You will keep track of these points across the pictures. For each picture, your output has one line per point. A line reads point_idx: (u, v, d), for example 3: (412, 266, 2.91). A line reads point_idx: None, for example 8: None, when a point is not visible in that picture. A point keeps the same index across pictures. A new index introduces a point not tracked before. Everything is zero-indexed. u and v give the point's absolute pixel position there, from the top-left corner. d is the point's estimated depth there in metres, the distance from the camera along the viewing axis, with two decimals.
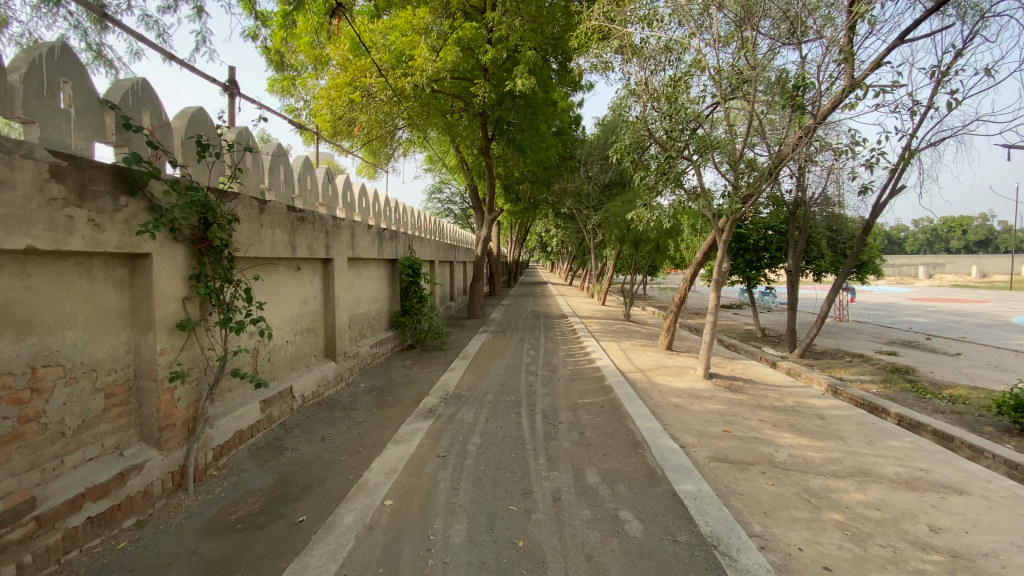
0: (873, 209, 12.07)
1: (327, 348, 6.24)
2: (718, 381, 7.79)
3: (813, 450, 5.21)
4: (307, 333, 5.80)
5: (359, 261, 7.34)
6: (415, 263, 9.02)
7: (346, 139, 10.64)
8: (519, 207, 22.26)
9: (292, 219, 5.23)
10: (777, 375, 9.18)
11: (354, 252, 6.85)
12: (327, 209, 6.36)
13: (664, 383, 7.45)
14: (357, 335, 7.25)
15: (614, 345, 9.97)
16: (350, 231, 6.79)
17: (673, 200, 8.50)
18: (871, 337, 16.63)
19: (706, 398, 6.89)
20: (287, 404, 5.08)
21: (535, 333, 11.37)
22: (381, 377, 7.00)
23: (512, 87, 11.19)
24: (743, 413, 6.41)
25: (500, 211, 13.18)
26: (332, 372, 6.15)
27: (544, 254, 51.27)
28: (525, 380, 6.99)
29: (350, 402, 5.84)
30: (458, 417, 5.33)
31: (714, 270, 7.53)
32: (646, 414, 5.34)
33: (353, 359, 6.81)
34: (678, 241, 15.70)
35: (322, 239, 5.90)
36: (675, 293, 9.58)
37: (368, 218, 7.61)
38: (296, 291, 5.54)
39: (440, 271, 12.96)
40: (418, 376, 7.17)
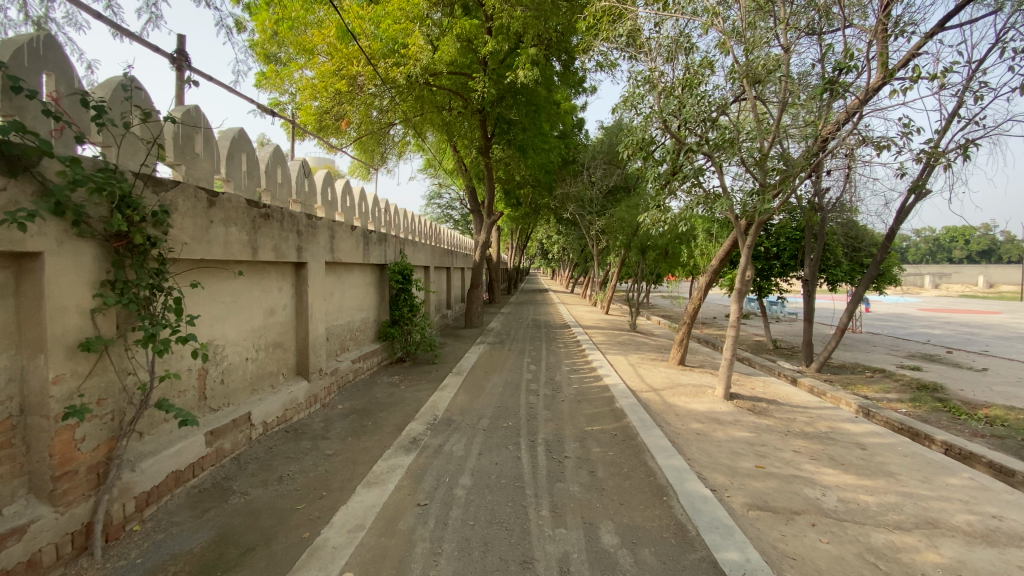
0: (899, 215, 11.27)
1: (299, 365, 5.47)
2: (739, 403, 7.00)
3: (864, 493, 4.41)
4: (274, 349, 5.04)
5: (341, 267, 6.57)
6: (406, 269, 8.25)
7: (334, 135, 9.87)
8: (520, 212, 21.48)
9: (254, 216, 4.46)
10: (801, 394, 8.36)
11: (334, 256, 6.10)
12: (303, 206, 5.60)
13: (680, 405, 6.65)
14: (337, 350, 6.48)
15: (622, 359, 9.17)
16: (330, 233, 6.03)
17: (690, 201, 7.70)
18: (889, 350, 15.81)
19: (729, 424, 6.10)
20: (243, 434, 4.32)
21: (536, 345, 10.58)
22: (363, 397, 6.21)
23: (513, 81, 10.44)
24: (774, 442, 5.61)
25: (500, 214, 12.40)
26: (305, 393, 5.39)
27: (545, 261, 50.57)
28: (526, 402, 6.20)
29: (323, 428, 5.06)
30: (446, 450, 4.53)
31: (738, 280, 6.73)
32: (668, 448, 4.55)
33: (331, 376, 6.04)
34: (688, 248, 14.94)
35: (293, 241, 5.14)
36: (689, 304, 8.79)
37: (352, 218, 6.84)
38: (259, 300, 4.78)
39: (436, 278, 12.19)
40: (406, 395, 6.39)
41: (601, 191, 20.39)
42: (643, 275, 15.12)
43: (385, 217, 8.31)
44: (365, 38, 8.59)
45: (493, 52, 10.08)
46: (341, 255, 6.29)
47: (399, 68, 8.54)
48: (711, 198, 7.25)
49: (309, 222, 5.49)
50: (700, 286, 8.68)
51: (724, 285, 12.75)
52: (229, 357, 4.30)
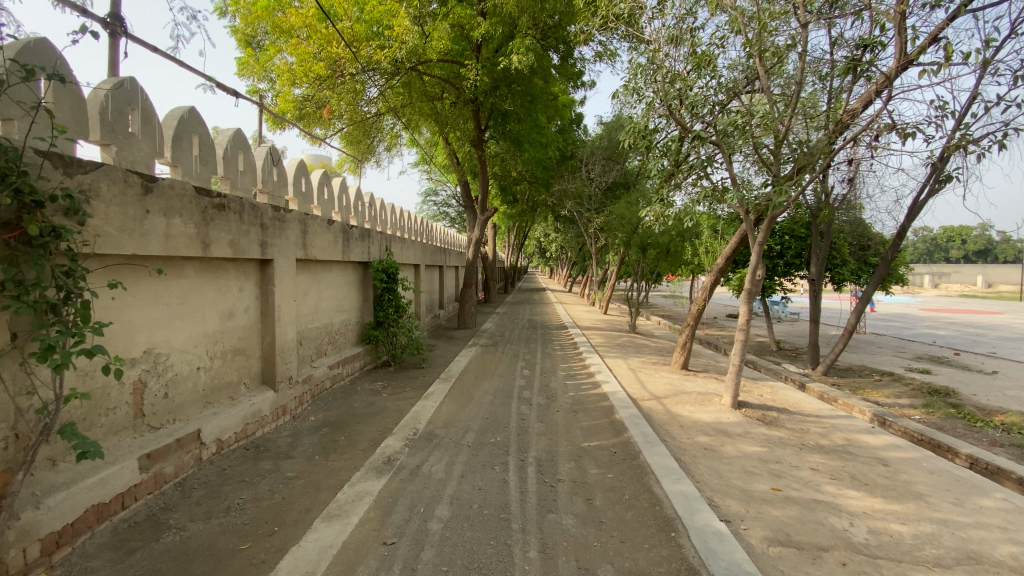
0: (911, 211, 10.78)
1: (265, 374, 4.95)
2: (748, 412, 6.48)
3: (895, 522, 3.90)
4: (233, 357, 4.51)
5: (316, 264, 6.04)
6: (391, 267, 7.71)
7: (316, 125, 9.31)
8: (516, 209, 20.92)
9: (205, 205, 3.93)
10: (812, 400, 7.85)
11: (307, 252, 5.56)
12: (270, 197, 5.05)
13: (685, 415, 6.12)
14: (312, 355, 5.95)
15: (621, 363, 8.65)
16: (302, 226, 5.48)
17: (695, 195, 7.17)
18: (895, 352, 15.34)
19: (738, 437, 5.57)
20: (192, 454, 3.83)
21: (531, 347, 10.06)
22: (339, 407, 5.67)
23: (507, 69, 9.89)
24: (789, 458, 5.09)
25: (495, 210, 11.81)
26: (270, 404, 4.86)
27: (542, 259, 50.09)
28: (517, 412, 5.67)
29: (288, 445, 4.53)
30: (423, 472, 4.01)
31: (748, 279, 6.19)
32: (675, 470, 4.02)
33: (303, 385, 5.50)
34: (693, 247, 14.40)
35: (256, 235, 4.60)
36: (693, 304, 8.27)
37: (329, 212, 6.30)
38: (214, 302, 4.25)
39: (426, 277, 11.64)
40: (386, 405, 5.85)
41: (599, 187, 19.83)
42: (643, 274, 14.59)
43: (369, 211, 7.76)
44: (347, 20, 8.03)
45: (486, 37, 9.56)
46: (315, 251, 5.75)
47: (383, 52, 7.98)
48: (717, 191, 6.71)
49: (276, 214, 4.95)
50: (705, 286, 8.15)
51: (728, 285, 12.23)
52: (174, 368, 3.78)
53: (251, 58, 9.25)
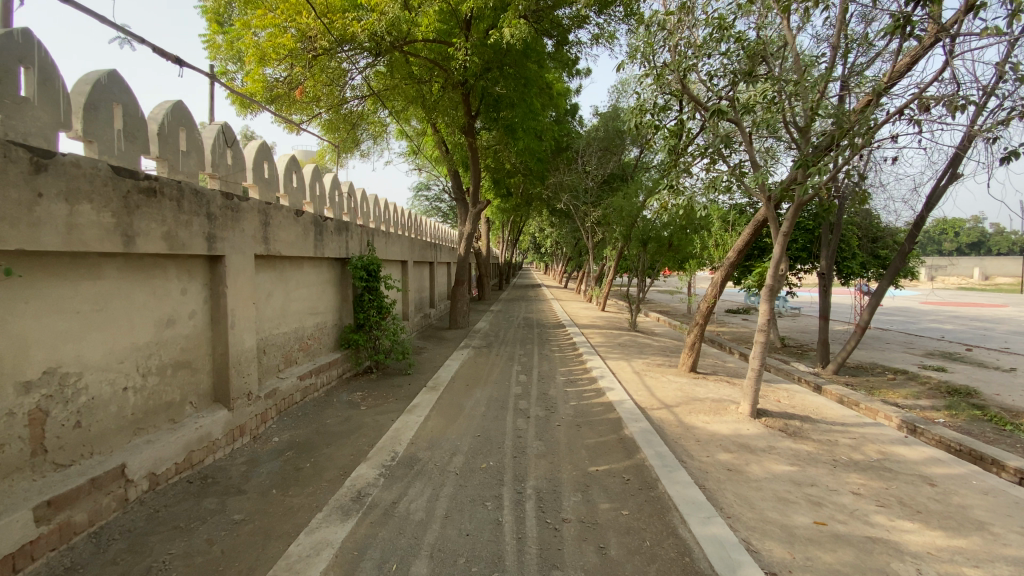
0: (927, 200, 10.16)
1: (218, 389, 4.24)
2: (769, 421, 5.82)
3: (968, 565, 3.25)
4: (175, 372, 3.80)
5: (283, 261, 5.31)
6: (373, 263, 6.96)
7: (289, 108, 8.55)
8: (510, 203, 20.20)
9: (126, 189, 3.21)
10: (833, 405, 7.19)
11: (269, 248, 4.83)
12: (221, 183, 4.33)
13: (700, 427, 5.45)
14: (278, 365, 5.24)
15: (624, 365, 7.97)
16: (263, 218, 4.75)
17: (708, 182, 6.44)
18: (905, 348, 14.76)
19: (764, 453, 4.91)
20: (114, 495, 3.13)
21: (527, 349, 9.36)
22: (309, 425, 4.96)
23: (498, 48, 9.20)
24: (825, 479, 4.43)
25: (488, 202, 11.06)
26: (223, 425, 4.15)
27: (537, 255, 49.43)
28: (513, 427, 4.98)
29: (241, 476, 3.82)
30: (399, 512, 3.31)
31: (770, 275, 5.48)
32: (703, 505, 3.34)
33: (266, 401, 4.78)
34: (702, 241, 13.68)
35: (200, 227, 3.87)
36: (703, 301, 7.59)
37: (298, 201, 5.58)
38: (146, 308, 3.53)
39: (415, 273, 10.91)
40: (364, 420, 5.15)
41: (596, 179, 19.10)
42: (644, 269, 13.90)
43: (347, 203, 7.04)
44: None
45: (475, 14, 8.86)
46: (280, 247, 5.02)
47: (360, 23, 7.25)
48: (733, 174, 5.93)
49: (227, 203, 4.21)
50: (717, 282, 7.47)
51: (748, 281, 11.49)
52: (88, 391, 3.07)
53: (218, 35, 8.44)
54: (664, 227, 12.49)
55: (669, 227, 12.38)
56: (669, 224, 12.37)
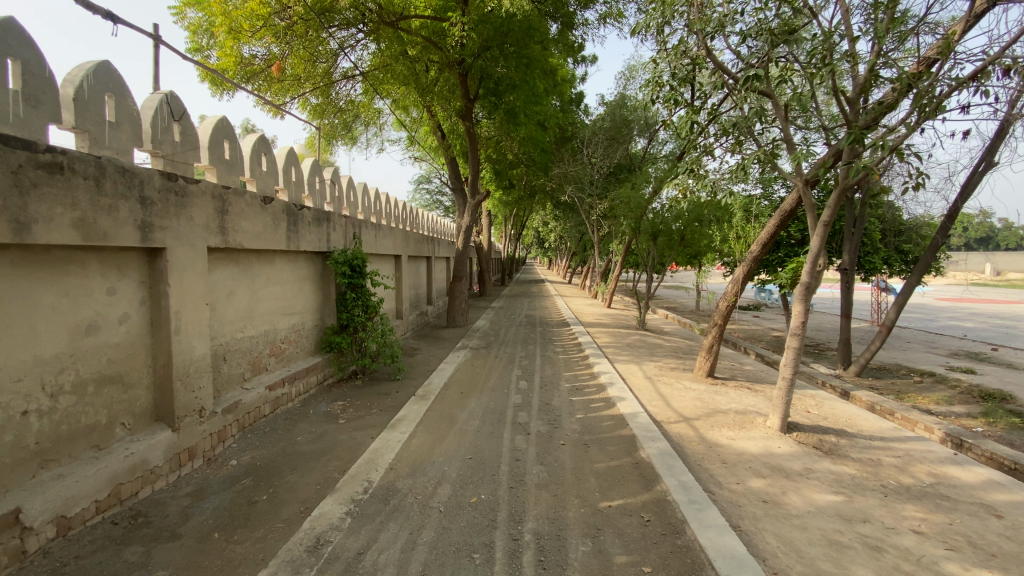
0: (962, 190, 9.39)
1: (159, 406, 3.59)
2: (801, 437, 5.14)
3: None
4: (98, 390, 3.14)
5: (247, 254, 4.64)
6: (359, 256, 6.25)
7: (268, 87, 7.84)
8: (512, 196, 19.46)
9: (18, 163, 2.58)
10: (866, 415, 6.48)
11: (227, 240, 4.16)
12: (163, 162, 3.67)
13: (725, 445, 4.77)
14: (243, 373, 4.58)
15: (635, 369, 7.28)
16: (218, 204, 4.07)
17: (735, 166, 5.66)
18: (928, 348, 13.98)
19: (802, 479, 4.22)
20: (4, 549, 2.50)
21: (529, 350, 8.67)
22: (275, 444, 4.30)
23: (499, 25, 8.46)
24: (878, 514, 3.74)
25: (488, 192, 10.33)
26: (166, 449, 3.51)
27: (541, 250, 48.67)
28: (510, 447, 4.31)
29: (180, 515, 3.17)
30: (363, 568, 2.66)
31: (806, 272, 4.76)
32: (743, 560, 2.67)
33: (224, 417, 4.13)
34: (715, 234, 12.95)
35: (128, 214, 3.21)
36: (723, 299, 6.88)
37: (266, 187, 4.91)
38: (57, 312, 2.88)
39: (410, 268, 10.23)
40: (340, 438, 4.49)
41: (602, 171, 18.32)
42: (653, 263, 13.18)
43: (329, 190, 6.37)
44: None
45: None
46: (241, 239, 4.35)
47: None
48: (763, 158, 4.99)
49: (167, 185, 3.54)
50: (739, 278, 6.74)
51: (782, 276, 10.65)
52: None
53: (190, 8, 7.70)
54: (677, 217, 11.73)
55: (681, 216, 11.61)
56: (681, 213, 11.61)
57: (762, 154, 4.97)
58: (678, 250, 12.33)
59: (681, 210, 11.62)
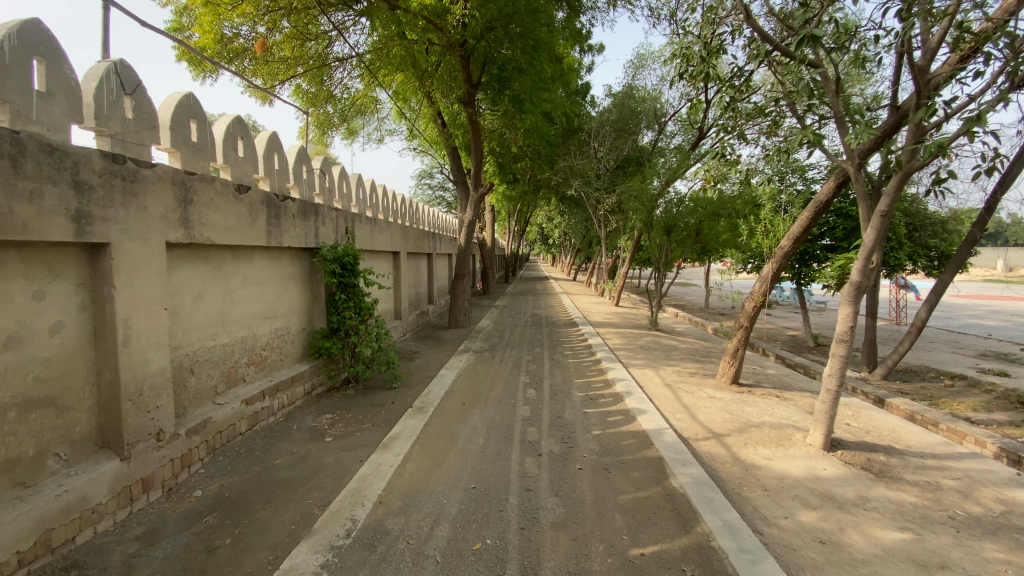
0: (1001, 181, 8.73)
1: (105, 431, 3.04)
2: (846, 456, 4.56)
3: None
4: (22, 416, 2.59)
5: (218, 251, 4.06)
6: (350, 252, 5.67)
7: (253, 68, 7.24)
8: (517, 190, 18.85)
9: None
10: (909, 428, 5.88)
11: (191, 234, 3.59)
12: (109, 141, 3.10)
13: (763, 467, 4.19)
14: (214, 387, 4.02)
15: (653, 375, 6.71)
16: (180, 192, 3.50)
17: (769, 149, 5.07)
18: (953, 348, 13.34)
19: (859, 511, 3.64)
20: None
21: (536, 352, 8.09)
22: (249, 469, 3.74)
23: (504, 4, 7.85)
24: (957, 557, 3.16)
25: (492, 185, 9.73)
26: (113, 483, 2.96)
27: (545, 247, 48.14)
28: (520, 472, 3.73)
29: (122, 568, 2.61)
30: None
31: (855, 269, 4.19)
32: None
33: (188, 439, 3.57)
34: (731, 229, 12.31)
35: (57, 201, 2.65)
36: (750, 299, 6.29)
37: (243, 174, 4.34)
38: None
39: (409, 265, 9.67)
40: (325, 460, 3.92)
41: (609, 164, 17.68)
42: (665, 258, 12.56)
43: (318, 179, 5.80)
44: None
45: None
46: (209, 232, 3.78)
47: None
48: (810, 137, 4.20)
49: (113, 168, 2.98)
50: (768, 275, 6.14)
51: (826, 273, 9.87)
52: None
53: None
54: (692, 209, 11.13)
55: (697, 208, 11.00)
56: (698, 205, 10.99)
57: (808, 134, 4.20)
58: (692, 245, 11.70)
59: (697, 201, 11.00)
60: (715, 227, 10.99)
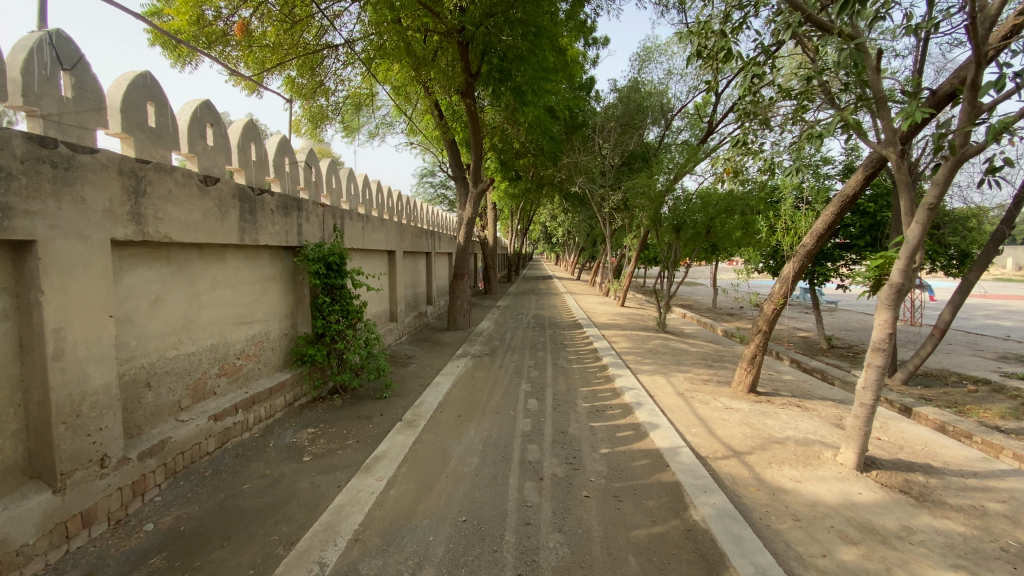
0: None
1: (36, 459, 2.62)
2: (881, 477, 4.10)
3: None
4: None
5: (181, 249, 3.64)
6: (337, 250, 5.21)
7: (237, 55, 6.81)
8: (519, 187, 18.37)
9: None
10: (943, 441, 5.40)
11: (144, 230, 3.17)
12: (39, 122, 2.67)
13: (791, 491, 3.74)
14: (177, 402, 3.60)
15: (663, 382, 6.24)
16: (129, 183, 3.08)
17: (793, 137, 4.62)
18: (974, 350, 12.81)
19: (905, 546, 3.18)
20: None
21: (538, 357, 7.64)
22: (213, 496, 3.32)
23: None
24: None
25: (492, 180, 9.27)
26: (42, 520, 2.54)
27: (549, 245, 47.69)
28: (518, 500, 3.29)
29: None
30: None
31: (896, 269, 3.74)
32: None
33: (142, 464, 3.15)
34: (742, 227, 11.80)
35: None
36: (770, 301, 5.82)
37: (211, 164, 3.90)
38: None
39: (406, 265, 9.23)
40: (299, 484, 3.49)
41: (613, 160, 17.19)
42: (673, 255, 12.06)
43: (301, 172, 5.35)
44: None
45: None
46: (167, 229, 3.35)
47: None
48: (849, 121, 3.60)
49: (40, 152, 2.56)
50: (789, 274, 5.67)
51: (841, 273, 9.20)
52: None
53: None
54: (706, 203, 10.67)
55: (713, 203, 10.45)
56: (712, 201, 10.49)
57: (845, 117, 3.64)
58: (703, 242, 11.21)
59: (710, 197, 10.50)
60: (727, 223, 10.48)
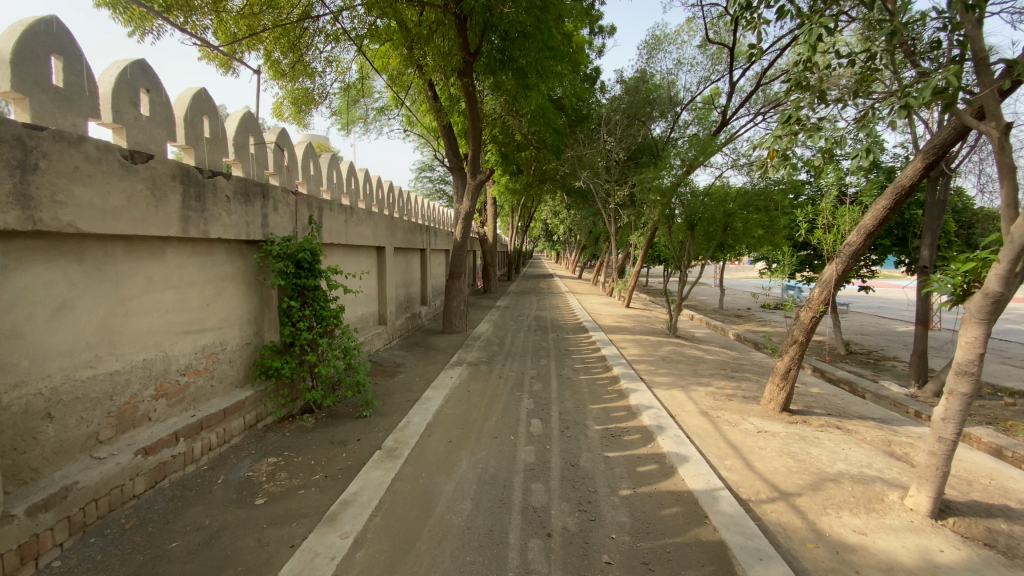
0: None
1: None
2: (961, 527, 3.36)
3: None
4: None
5: (98, 243, 2.90)
6: (312, 246, 4.42)
7: (205, 21, 6.04)
8: (521, 182, 17.58)
9: None
10: (1012, 471, 4.65)
11: (33, 216, 2.43)
12: None
13: (859, 550, 3.00)
14: (90, 435, 2.86)
15: (685, 398, 5.50)
16: (11, 153, 2.35)
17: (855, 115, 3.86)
18: (1002, 358, 12.05)
19: None
20: None
21: (541, 364, 6.88)
22: (127, 560, 2.58)
23: None
24: None
25: (492, 171, 8.50)
26: None
27: (550, 243, 46.95)
28: (518, 567, 2.56)
29: None
30: None
31: (992, 275, 3.02)
32: None
33: (30, 523, 2.42)
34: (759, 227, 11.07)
35: None
36: (809, 308, 5.09)
37: (144, 136, 3.17)
38: None
39: (397, 262, 8.49)
40: (241, 541, 2.75)
41: (619, 155, 16.43)
42: (686, 254, 11.34)
43: (269, 155, 4.62)
44: None
45: None
46: (70, 217, 2.61)
47: None
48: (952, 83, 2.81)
49: None
50: (832, 277, 4.93)
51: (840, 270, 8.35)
52: None
53: None
54: (724, 197, 9.94)
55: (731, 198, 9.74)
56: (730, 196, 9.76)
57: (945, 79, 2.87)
58: (719, 240, 10.47)
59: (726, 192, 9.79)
60: (747, 221, 9.74)
